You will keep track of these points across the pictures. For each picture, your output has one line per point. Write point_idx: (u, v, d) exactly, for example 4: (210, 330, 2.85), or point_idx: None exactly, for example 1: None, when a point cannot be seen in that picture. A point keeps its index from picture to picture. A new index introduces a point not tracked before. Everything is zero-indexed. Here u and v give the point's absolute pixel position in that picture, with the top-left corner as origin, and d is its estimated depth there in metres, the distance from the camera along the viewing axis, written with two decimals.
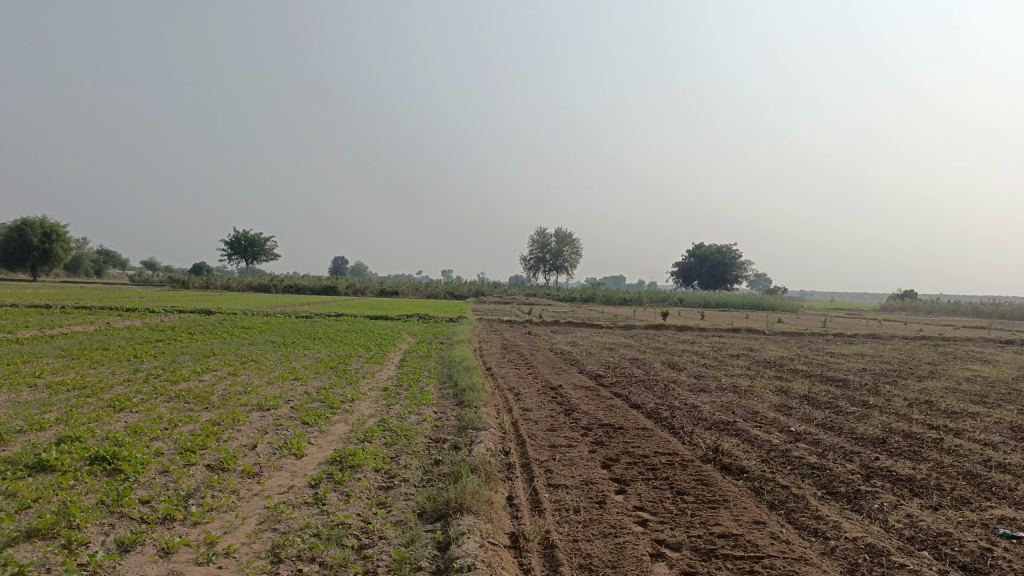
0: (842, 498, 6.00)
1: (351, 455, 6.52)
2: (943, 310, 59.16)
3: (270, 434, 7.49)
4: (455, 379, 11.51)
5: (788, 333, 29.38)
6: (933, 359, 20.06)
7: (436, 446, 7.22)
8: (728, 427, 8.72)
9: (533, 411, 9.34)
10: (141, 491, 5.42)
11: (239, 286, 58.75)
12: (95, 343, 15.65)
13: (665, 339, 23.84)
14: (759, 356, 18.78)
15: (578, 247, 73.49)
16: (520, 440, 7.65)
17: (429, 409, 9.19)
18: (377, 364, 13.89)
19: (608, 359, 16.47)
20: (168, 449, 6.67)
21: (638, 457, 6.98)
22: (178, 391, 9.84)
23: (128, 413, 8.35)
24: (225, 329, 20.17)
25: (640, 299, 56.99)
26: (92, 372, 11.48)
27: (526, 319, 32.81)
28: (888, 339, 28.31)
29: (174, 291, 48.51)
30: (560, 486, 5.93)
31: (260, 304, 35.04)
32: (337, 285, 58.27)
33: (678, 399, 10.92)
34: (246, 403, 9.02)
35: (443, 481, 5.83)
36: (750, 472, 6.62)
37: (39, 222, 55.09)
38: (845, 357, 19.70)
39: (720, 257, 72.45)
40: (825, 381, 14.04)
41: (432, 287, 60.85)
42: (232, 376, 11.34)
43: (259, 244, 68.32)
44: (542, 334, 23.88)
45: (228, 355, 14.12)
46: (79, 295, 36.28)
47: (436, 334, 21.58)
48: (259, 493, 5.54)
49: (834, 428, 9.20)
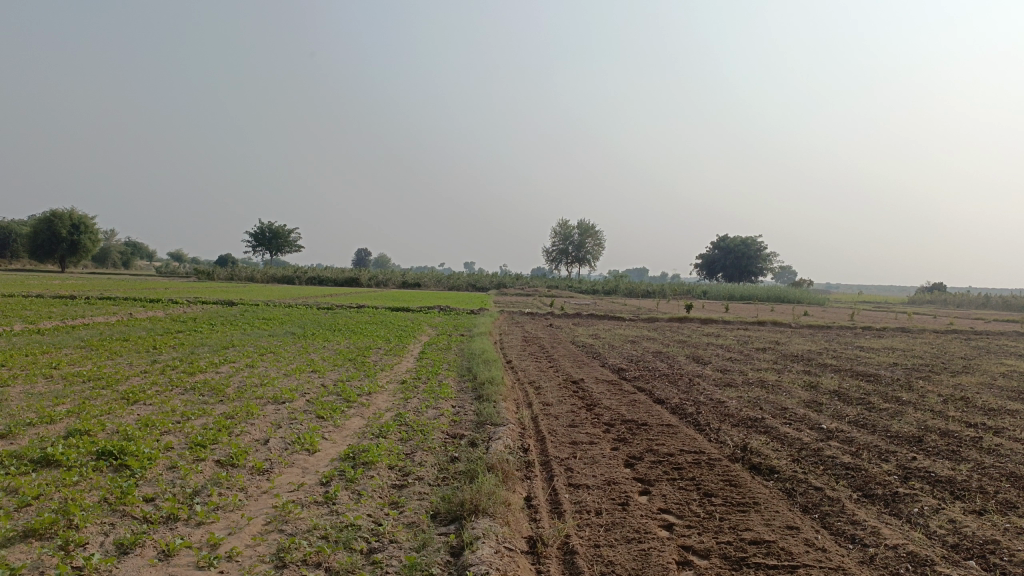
0: (879, 501, 5.68)
1: (364, 451, 6.31)
2: (973, 304, 57.97)
3: (283, 429, 7.29)
4: (475, 372, 11.29)
5: (815, 327, 28.83)
6: (966, 354, 19.50)
7: (453, 441, 6.99)
8: (756, 424, 8.40)
9: (553, 407, 9.08)
10: (146, 489, 5.24)
11: (263, 278, 59.03)
12: (115, 333, 15.65)
13: (689, 332, 23.49)
14: (785, 350, 18.41)
15: (600, 238, 73.03)
16: (540, 436, 7.40)
17: (447, 403, 8.96)
18: (396, 356, 13.69)
19: (631, 353, 16.18)
20: (178, 444, 6.50)
21: (662, 455, 6.70)
22: (194, 383, 9.70)
23: (141, 406, 8.21)
24: (246, 320, 20.09)
25: (663, 292, 56.51)
26: (109, 363, 11.40)
27: (548, 310, 32.59)
28: (919, 332, 27.69)
29: (199, 283, 48.80)
30: (580, 486, 5.67)
31: (283, 296, 35.05)
32: (360, 276, 58.42)
33: (703, 394, 10.61)
34: (261, 396, 8.86)
35: (459, 480, 5.59)
36: (780, 473, 6.31)
37: (68, 214, 55.67)
38: (874, 351, 19.22)
39: (745, 249, 71.62)
40: (855, 376, 13.64)
41: (454, 279, 60.72)
42: (248, 368, 11.20)
43: (283, 236, 68.61)
44: (564, 326, 23.61)
45: (247, 347, 14.01)
46: (103, 286, 36.50)
47: (457, 326, 21.45)
48: (267, 491, 5.34)
49: (867, 425, 8.85)
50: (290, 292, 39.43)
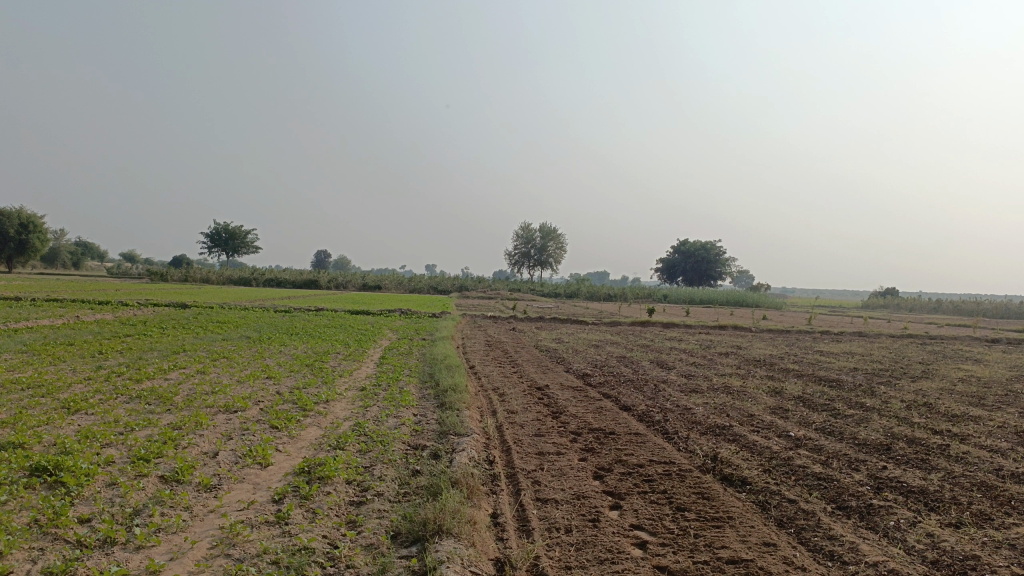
0: (855, 514, 5.53)
1: (321, 465, 5.97)
2: (925, 309, 59.26)
3: (234, 441, 6.89)
4: (436, 379, 10.96)
5: (775, 331, 29.12)
6: (923, 358, 19.72)
7: (414, 453, 6.68)
8: (724, 432, 8.24)
9: (518, 415, 8.82)
10: (82, 509, 4.83)
11: (220, 280, 57.84)
12: (60, 337, 14.98)
13: (651, 336, 23.46)
14: (748, 355, 18.42)
15: (561, 241, 73.14)
16: (505, 447, 7.14)
17: (409, 412, 8.64)
18: (355, 361, 13.30)
19: (595, 358, 15.99)
20: (119, 458, 6.08)
21: (632, 467, 6.48)
22: (140, 391, 9.22)
23: (82, 416, 7.74)
24: (200, 324, 19.43)
25: (625, 296, 56.76)
26: (51, 370, 10.82)
27: (509, 314, 32.40)
28: (876, 337, 28.09)
29: (151, 284, 47.59)
30: (548, 501, 5.41)
31: (239, 298, 34.18)
32: (319, 278, 57.62)
33: (670, 400, 10.44)
34: (212, 405, 8.43)
35: (421, 496, 5.30)
36: (753, 485, 6.13)
37: (16, 212, 53.86)
38: (834, 356, 19.33)
39: (704, 254, 72.31)
40: (818, 382, 13.62)
41: (415, 282, 60.21)
42: (200, 375, 10.74)
43: (240, 237, 67.29)
44: (527, 330, 23.38)
45: (199, 352, 13.49)
46: (51, 287, 35.36)
47: (418, 330, 21.05)
48: (214, 510, 4.98)
49: (835, 432, 8.75)
50: (247, 294, 38.66)
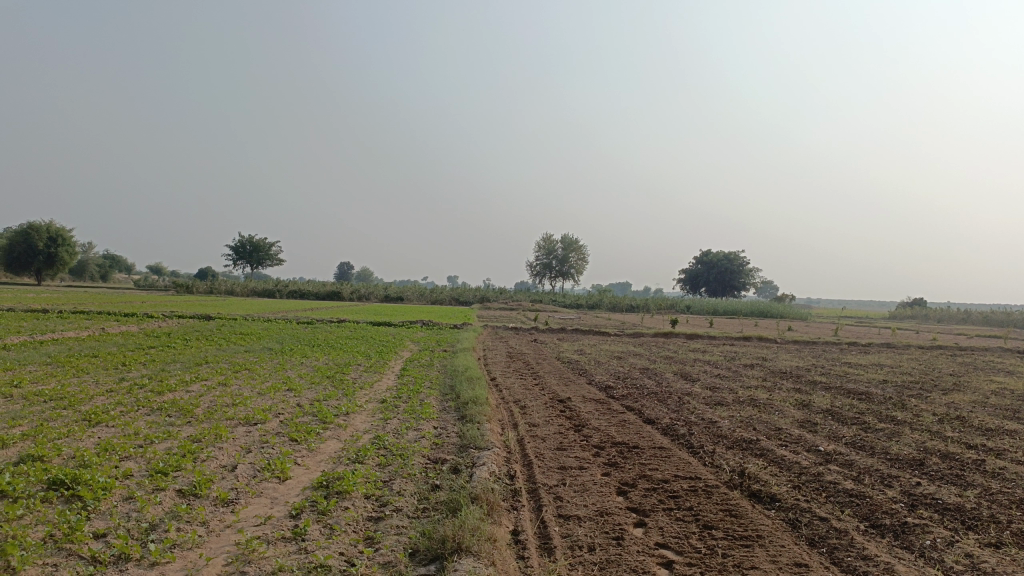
0: (889, 533, 5.33)
1: (339, 479, 5.88)
2: (954, 319, 58.29)
3: (252, 454, 6.83)
4: (457, 391, 10.87)
5: (801, 342, 28.73)
6: (954, 370, 19.29)
7: (434, 467, 6.57)
8: (751, 447, 8.05)
9: (540, 428, 8.68)
10: (98, 524, 4.77)
11: (244, 292, 58.27)
12: (85, 349, 15.07)
13: (675, 347, 23.18)
14: (773, 367, 18.14)
15: (583, 253, 72.92)
16: (527, 461, 7.01)
17: (429, 425, 8.54)
18: (376, 373, 13.25)
19: (617, 369, 15.80)
20: (138, 471, 6.04)
21: (657, 482, 6.32)
22: (161, 403, 9.21)
23: (103, 428, 7.72)
24: (223, 336, 19.52)
25: (647, 307, 56.41)
26: (74, 382, 10.85)
27: (531, 325, 32.26)
28: (904, 348, 27.60)
29: (177, 296, 48.10)
30: (571, 518, 5.28)
31: (262, 310, 34.39)
32: (341, 290, 57.90)
33: (694, 413, 10.25)
34: (232, 417, 8.39)
35: (441, 512, 5.19)
36: (782, 502, 5.94)
37: (45, 226, 54.71)
38: (863, 368, 18.97)
39: (727, 265, 71.75)
40: (846, 394, 13.33)
41: (437, 293, 60.29)
42: (221, 387, 10.72)
43: (264, 249, 67.82)
44: (548, 342, 23.25)
45: (221, 364, 13.50)
46: (78, 299, 35.75)
47: (439, 342, 21.00)
48: (231, 525, 4.90)
49: (866, 447, 8.51)
50: (270, 306, 38.83)
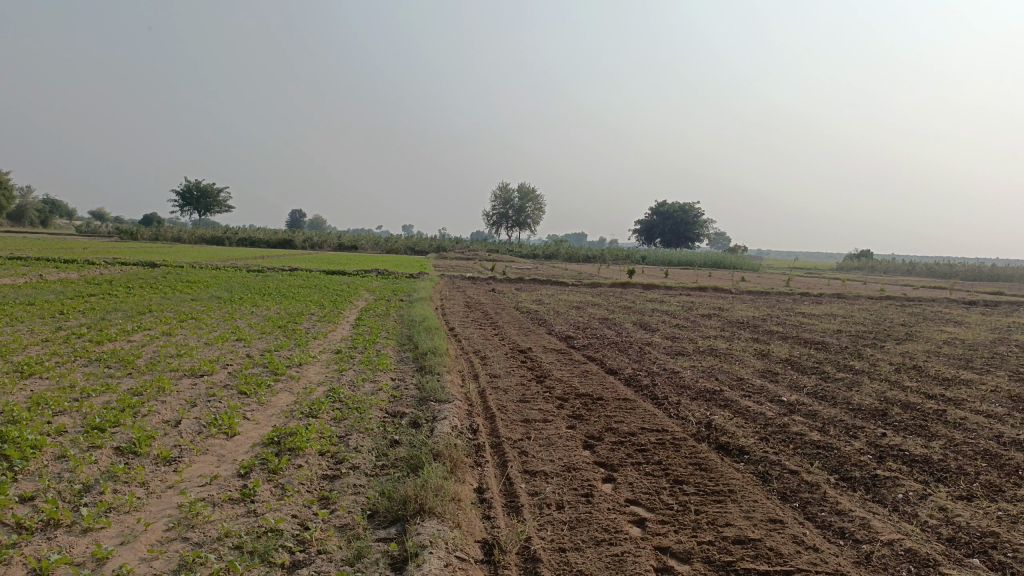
0: (860, 486, 5.22)
1: (291, 435, 5.54)
2: (899, 271, 59.68)
3: (197, 408, 6.44)
4: (415, 341, 10.56)
5: (755, 292, 29.02)
6: (904, 320, 19.63)
7: (392, 421, 6.28)
8: (716, 397, 7.92)
9: (501, 379, 8.43)
10: (25, 486, 4.36)
11: (192, 239, 56.58)
12: (20, 297, 14.34)
13: (632, 297, 23.16)
14: (730, 316, 18.22)
15: (540, 202, 72.41)
16: (489, 414, 6.76)
17: (386, 376, 8.22)
18: (330, 323, 12.85)
19: (576, 319, 15.66)
20: (72, 427, 5.61)
21: (623, 435, 6.13)
22: (101, 353, 8.73)
23: (36, 380, 7.24)
24: (169, 283, 18.83)
25: (603, 257, 56.49)
26: (6, 331, 10.23)
27: (488, 275, 31.91)
28: (855, 298, 28.04)
29: (121, 243, 46.47)
30: (537, 474, 5.05)
31: (212, 257, 33.30)
32: (294, 238, 56.64)
33: (656, 363, 10.13)
34: (176, 368, 7.97)
35: (400, 470, 4.90)
36: (751, 454, 5.80)
37: None
38: (817, 318, 19.16)
39: (682, 215, 72.05)
40: (804, 344, 13.36)
41: (392, 242, 59.43)
42: (166, 336, 10.23)
43: (213, 195, 65.84)
44: (507, 292, 23.00)
45: (166, 312, 12.94)
46: (15, 245, 34.11)
47: (395, 290, 20.60)
48: (173, 486, 4.55)
49: (828, 397, 8.46)
50: (219, 254, 37.67)
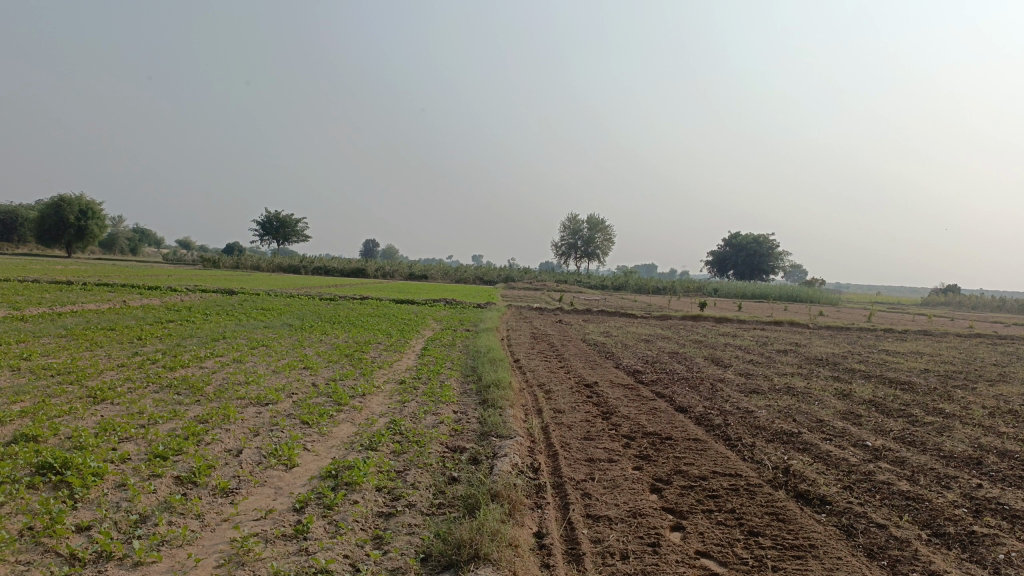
0: (955, 544, 4.78)
1: (349, 469, 5.43)
2: (989, 307, 56.70)
3: (259, 438, 6.41)
4: (479, 373, 10.40)
5: (834, 327, 27.94)
6: (997, 360, 18.42)
7: (452, 457, 6.11)
8: (793, 440, 7.48)
9: (565, 415, 8.18)
10: (82, 515, 4.35)
11: (269, 267, 58.23)
12: (103, 322, 14.83)
13: (704, 331, 22.56)
14: (807, 352, 17.51)
15: (610, 233, 71.98)
16: (552, 452, 6.52)
17: (448, 409, 8.07)
18: (396, 352, 12.83)
19: (645, 353, 15.26)
20: (135, 455, 5.63)
21: (693, 479, 5.80)
22: (172, 380, 8.84)
23: (107, 406, 7.35)
24: (243, 310, 19.26)
25: (674, 288, 55.58)
26: (85, 355, 10.52)
27: (556, 306, 31.66)
28: (941, 336, 26.63)
29: (201, 270, 48.08)
30: (601, 519, 4.80)
31: (287, 286, 34.17)
32: (366, 266, 57.61)
33: (729, 402, 9.69)
34: (242, 396, 8.00)
35: (458, 511, 4.72)
36: (833, 505, 5.40)
37: (76, 199, 55.03)
38: (901, 356, 18.18)
39: (756, 247, 70.42)
40: (888, 384, 12.64)
41: (462, 271, 59.86)
42: (236, 364, 10.34)
43: (290, 225, 67.77)
44: (574, 323, 22.71)
45: (238, 340, 13.16)
46: (104, 272, 35.59)
47: (462, 320, 20.56)
48: (228, 519, 4.48)
49: (916, 443, 7.91)
50: (293, 282, 38.58)
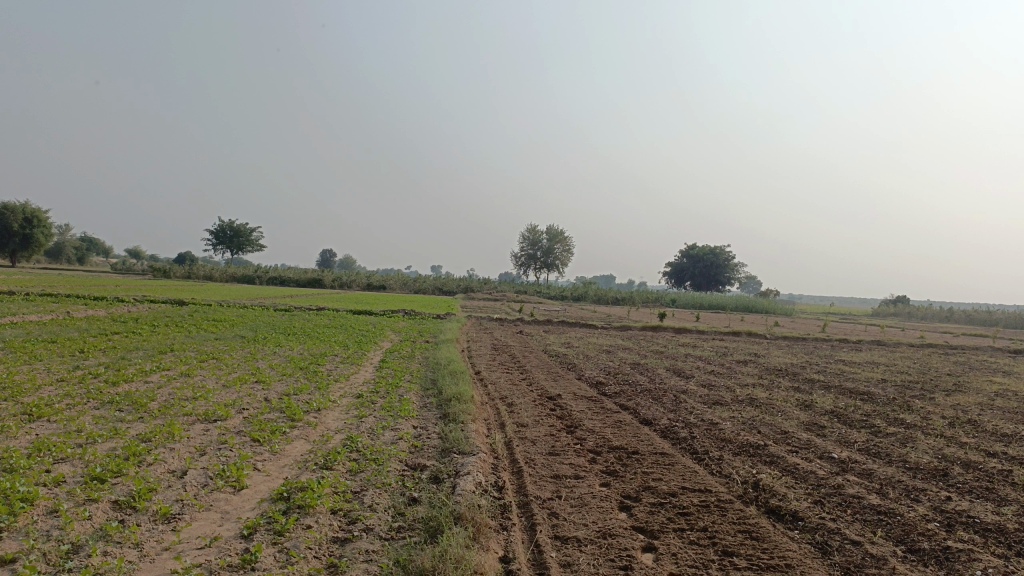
0: (931, 560, 4.66)
1: (302, 490, 5.12)
2: (937, 317, 58.07)
3: (207, 457, 6.05)
4: (440, 386, 10.13)
5: (790, 338, 28.24)
6: (950, 370, 18.70)
7: (411, 475, 5.84)
8: (759, 453, 7.35)
9: (529, 430, 7.95)
10: (7, 546, 3.97)
11: (223, 277, 57.00)
12: (44, 334, 14.18)
13: (664, 341, 22.56)
14: (767, 363, 17.56)
15: (569, 244, 72.15)
16: (517, 469, 6.28)
17: (408, 424, 7.78)
18: (353, 365, 12.46)
19: (607, 364, 15.12)
20: (70, 477, 5.24)
21: (662, 496, 5.62)
22: (115, 395, 8.38)
23: (42, 424, 6.90)
24: (194, 322, 18.66)
25: (632, 298, 55.83)
26: (23, 370, 9.96)
27: (515, 317, 31.50)
28: (895, 346, 27.04)
29: (152, 280, 46.81)
30: (569, 541, 4.57)
31: (241, 296, 33.38)
32: (323, 277, 56.79)
33: (693, 414, 9.56)
34: (189, 412, 7.60)
35: (418, 536, 4.45)
36: (805, 521, 5.25)
37: (20, 206, 53.24)
38: (858, 366, 18.35)
39: (712, 258, 71.20)
40: (848, 394, 12.67)
41: (420, 282, 59.35)
42: (184, 378, 9.89)
43: (245, 235, 66.54)
44: (535, 334, 22.50)
45: (187, 353, 12.65)
46: (50, 282, 34.35)
47: (421, 332, 20.22)
48: (169, 548, 4.14)
49: (881, 454, 7.84)
50: (247, 292, 37.71)
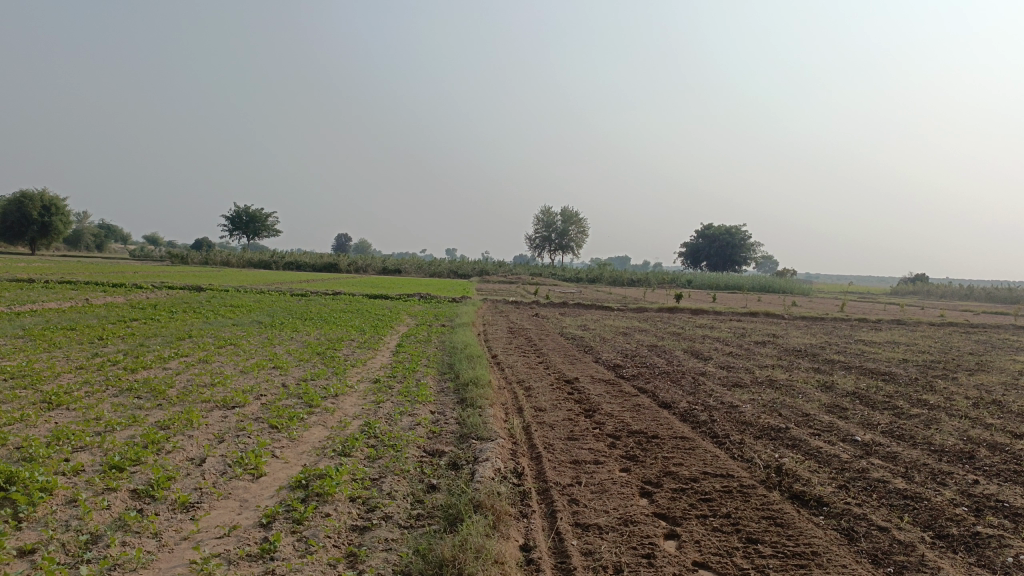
0: (960, 546, 4.56)
1: (320, 477, 5.09)
2: (957, 295, 57.43)
3: (224, 444, 6.03)
4: (457, 370, 10.09)
5: (808, 318, 28.01)
6: (972, 349, 18.44)
7: (429, 462, 5.79)
8: (781, 436, 7.25)
9: (547, 414, 7.89)
10: (26, 537, 3.96)
11: (239, 262, 57.25)
12: (63, 322, 14.26)
13: (681, 323, 22.42)
14: (785, 344, 17.40)
15: (584, 226, 71.85)
16: (535, 455, 6.23)
17: (425, 409, 7.73)
18: (369, 350, 12.44)
19: (624, 346, 15.02)
20: (89, 466, 5.24)
21: (684, 481, 5.55)
22: (132, 382, 8.39)
23: (61, 412, 6.91)
24: (211, 308, 18.72)
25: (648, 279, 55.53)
26: (42, 357, 10.00)
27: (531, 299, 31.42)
28: (915, 325, 26.72)
29: (169, 267, 47.08)
30: (590, 528, 4.51)
31: (257, 281, 33.49)
32: (339, 261, 56.94)
33: (712, 396, 9.46)
34: (207, 399, 7.59)
35: (438, 524, 4.41)
36: (830, 507, 5.17)
37: (39, 194, 53.63)
38: (878, 346, 18.14)
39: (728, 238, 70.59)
40: (869, 375, 12.51)
41: (436, 265, 59.35)
42: (201, 364, 9.90)
43: (261, 221, 66.73)
44: (551, 316, 22.42)
45: (204, 339, 12.68)
46: (70, 269, 34.59)
47: (437, 315, 20.20)
48: (188, 538, 4.12)
49: (905, 437, 7.72)
50: (264, 277, 37.83)
